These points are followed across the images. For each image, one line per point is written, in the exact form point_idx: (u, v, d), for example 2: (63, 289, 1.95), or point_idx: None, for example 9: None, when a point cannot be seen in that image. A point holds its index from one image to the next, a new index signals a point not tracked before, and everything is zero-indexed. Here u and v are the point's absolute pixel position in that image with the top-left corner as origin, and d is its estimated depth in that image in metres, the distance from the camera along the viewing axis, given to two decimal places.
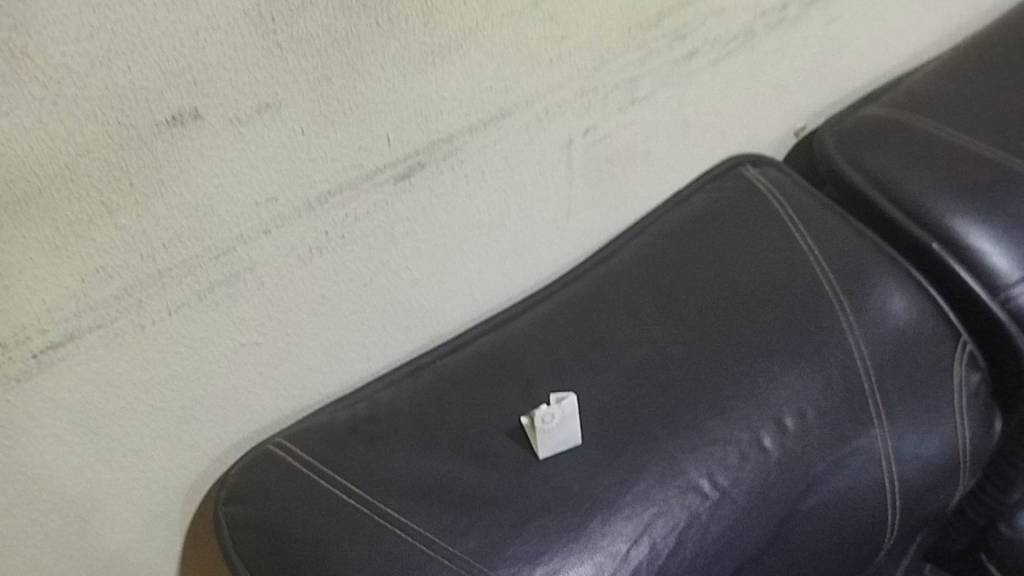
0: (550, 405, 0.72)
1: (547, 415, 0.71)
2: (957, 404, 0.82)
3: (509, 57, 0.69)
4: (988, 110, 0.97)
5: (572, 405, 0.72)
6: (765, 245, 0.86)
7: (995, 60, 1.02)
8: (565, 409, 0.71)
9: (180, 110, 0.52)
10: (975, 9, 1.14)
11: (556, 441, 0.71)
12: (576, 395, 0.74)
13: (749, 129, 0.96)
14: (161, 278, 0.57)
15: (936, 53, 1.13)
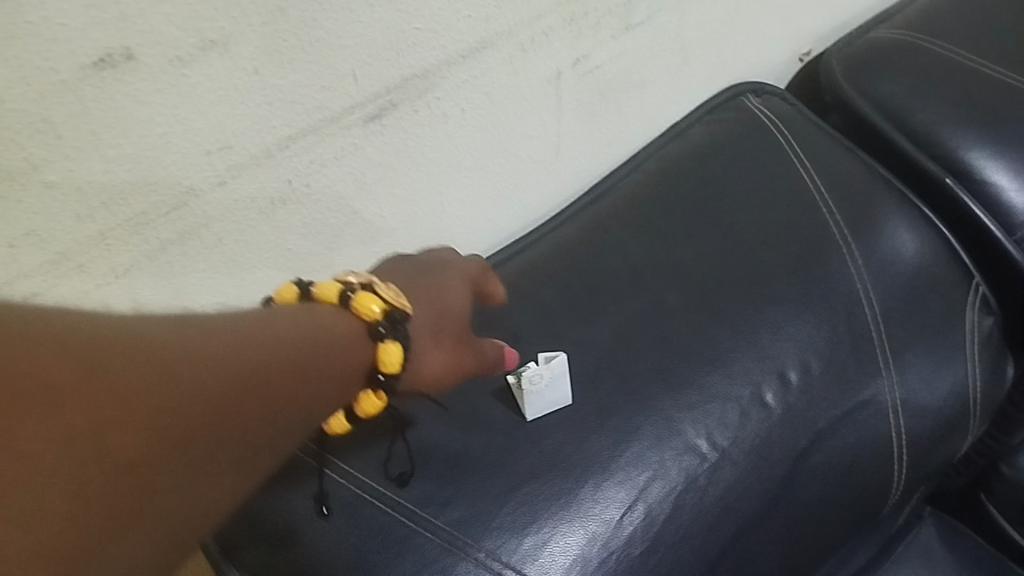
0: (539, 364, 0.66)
1: (536, 375, 0.66)
2: (968, 351, 0.78)
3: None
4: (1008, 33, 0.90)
5: (562, 365, 0.67)
6: (766, 183, 0.80)
7: None
8: (554, 368, 0.66)
9: (110, 51, 0.45)
10: None
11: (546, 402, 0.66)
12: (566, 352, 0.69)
13: (751, 55, 0.89)
14: (104, 239, 0.51)
15: None
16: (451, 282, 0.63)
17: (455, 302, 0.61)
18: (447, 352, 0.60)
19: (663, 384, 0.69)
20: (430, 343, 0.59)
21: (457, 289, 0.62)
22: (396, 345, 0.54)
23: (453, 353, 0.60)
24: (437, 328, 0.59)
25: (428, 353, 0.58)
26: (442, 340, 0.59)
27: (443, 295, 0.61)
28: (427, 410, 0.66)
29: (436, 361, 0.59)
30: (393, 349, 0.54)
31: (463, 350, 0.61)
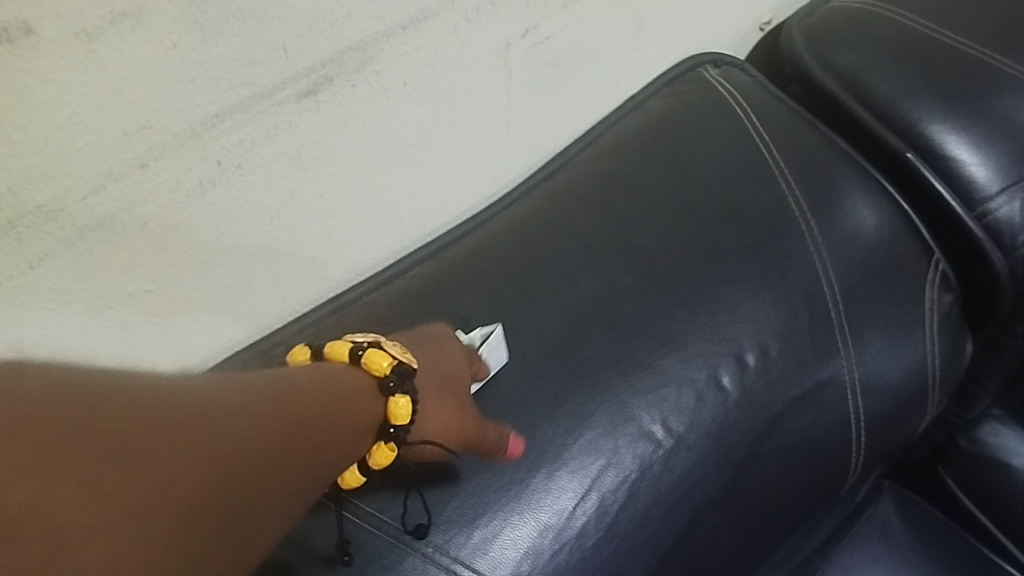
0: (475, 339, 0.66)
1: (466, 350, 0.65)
2: (926, 329, 0.77)
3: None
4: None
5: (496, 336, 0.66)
6: (724, 158, 0.78)
7: None
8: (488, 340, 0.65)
9: (5, 25, 0.41)
10: None
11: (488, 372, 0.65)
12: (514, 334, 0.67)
13: (710, 25, 0.87)
14: (14, 228, 0.47)
15: None
16: (453, 353, 0.62)
17: (456, 376, 0.61)
18: (445, 416, 0.59)
19: (618, 369, 0.67)
20: (427, 406, 0.58)
21: (462, 359, 0.62)
22: (407, 399, 0.54)
23: (451, 417, 0.59)
24: (438, 394, 0.59)
25: (428, 413, 0.58)
26: (441, 405, 0.59)
27: (446, 368, 0.61)
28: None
29: (434, 421, 0.58)
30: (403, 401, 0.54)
31: (463, 418, 0.59)
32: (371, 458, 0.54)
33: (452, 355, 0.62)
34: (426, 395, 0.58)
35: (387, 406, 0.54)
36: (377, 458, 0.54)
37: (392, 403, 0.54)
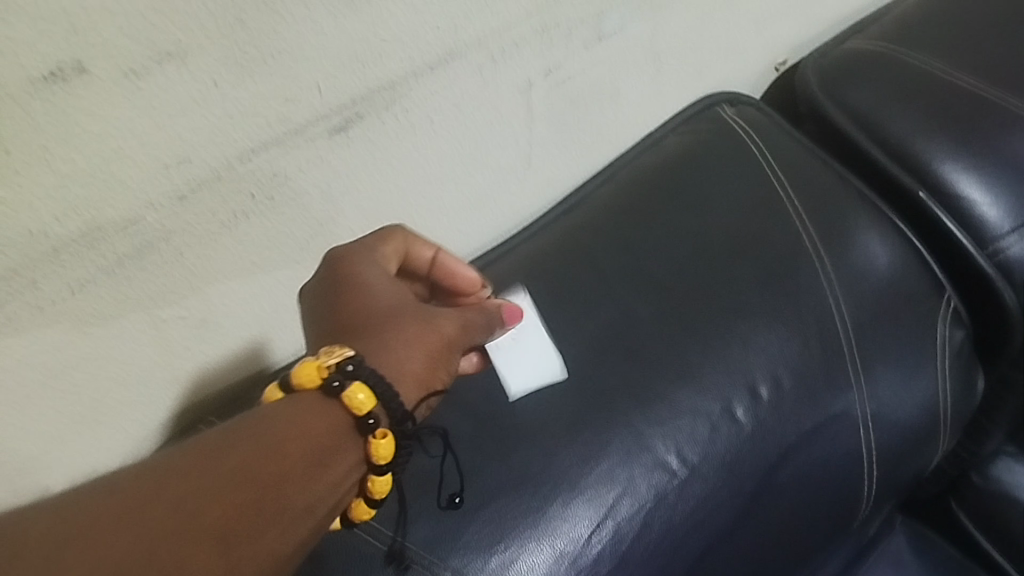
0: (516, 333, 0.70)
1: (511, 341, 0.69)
2: (939, 365, 0.78)
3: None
4: (986, 40, 0.90)
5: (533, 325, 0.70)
6: (739, 194, 0.80)
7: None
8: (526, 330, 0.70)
9: (60, 64, 0.44)
10: None
11: (526, 380, 0.68)
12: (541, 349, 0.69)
13: (727, 65, 0.89)
14: (58, 255, 0.49)
15: None
16: (383, 278, 0.57)
17: (395, 307, 0.56)
18: (421, 362, 0.54)
19: (636, 400, 0.68)
20: (397, 359, 0.53)
21: (392, 291, 0.57)
22: (362, 389, 0.49)
23: (425, 352, 0.54)
24: (396, 344, 0.53)
25: (405, 368, 0.53)
26: (407, 349, 0.53)
27: (384, 312, 0.55)
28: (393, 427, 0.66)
29: (414, 368, 0.53)
30: (361, 391, 0.49)
31: (434, 341, 0.55)
32: (379, 454, 0.50)
33: (384, 295, 0.56)
34: (388, 353, 0.53)
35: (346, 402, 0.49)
36: (379, 450, 0.50)
37: (348, 400, 0.49)
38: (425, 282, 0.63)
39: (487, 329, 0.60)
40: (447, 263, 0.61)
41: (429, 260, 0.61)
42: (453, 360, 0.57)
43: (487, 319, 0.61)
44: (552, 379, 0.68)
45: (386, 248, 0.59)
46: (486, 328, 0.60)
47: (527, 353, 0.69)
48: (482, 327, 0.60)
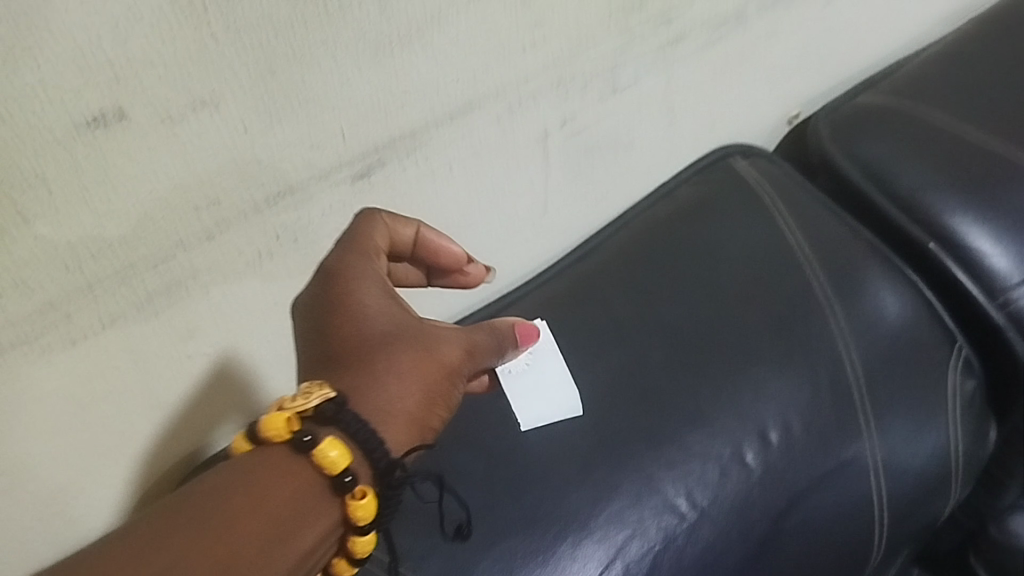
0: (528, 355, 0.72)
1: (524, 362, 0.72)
2: (950, 414, 0.78)
3: (480, 47, 0.64)
4: (998, 90, 0.91)
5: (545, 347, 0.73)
6: (751, 243, 0.81)
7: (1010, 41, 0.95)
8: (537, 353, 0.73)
9: (103, 110, 0.47)
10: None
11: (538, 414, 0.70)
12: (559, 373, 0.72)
13: (740, 118, 0.91)
14: (92, 290, 0.52)
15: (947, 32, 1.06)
16: (380, 289, 0.53)
17: (394, 327, 0.51)
18: (419, 396, 0.50)
19: (647, 442, 0.69)
20: (393, 395, 0.49)
21: (390, 308, 0.52)
22: (331, 445, 0.45)
23: (424, 386, 0.51)
24: (392, 378, 0.50)
25: (401, 405, 0.49)
26: (403, 383, 0.50)
27: (381, 336, 0.51)
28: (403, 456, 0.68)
29: (411, 404, 0.50)
30: (332, 450, 0.45)
31: (433, 371, 0.51)
32: (358, 516, 0.46)
33: (381, 312, 0.52)
34: (384, 390, 0.49)
35: (316, 461, 0.45)
36: (357, 512, 0.46)
37: (318, 459, 0.45)
38: (419, 266, 0.59)
39: (495, 348, 0.56)
40: (436, 246, 0.58)
41: (414, 240, 0.57)
42: (457, 387, 0.53)
43: (494, 336, 0.57)
44: (565, 414, 0.70)
45: (375, 237, 0.55)
46: (494, 347, 0.56)
47: (544, 387, 0.71)
48: (489, 345, 0.56)
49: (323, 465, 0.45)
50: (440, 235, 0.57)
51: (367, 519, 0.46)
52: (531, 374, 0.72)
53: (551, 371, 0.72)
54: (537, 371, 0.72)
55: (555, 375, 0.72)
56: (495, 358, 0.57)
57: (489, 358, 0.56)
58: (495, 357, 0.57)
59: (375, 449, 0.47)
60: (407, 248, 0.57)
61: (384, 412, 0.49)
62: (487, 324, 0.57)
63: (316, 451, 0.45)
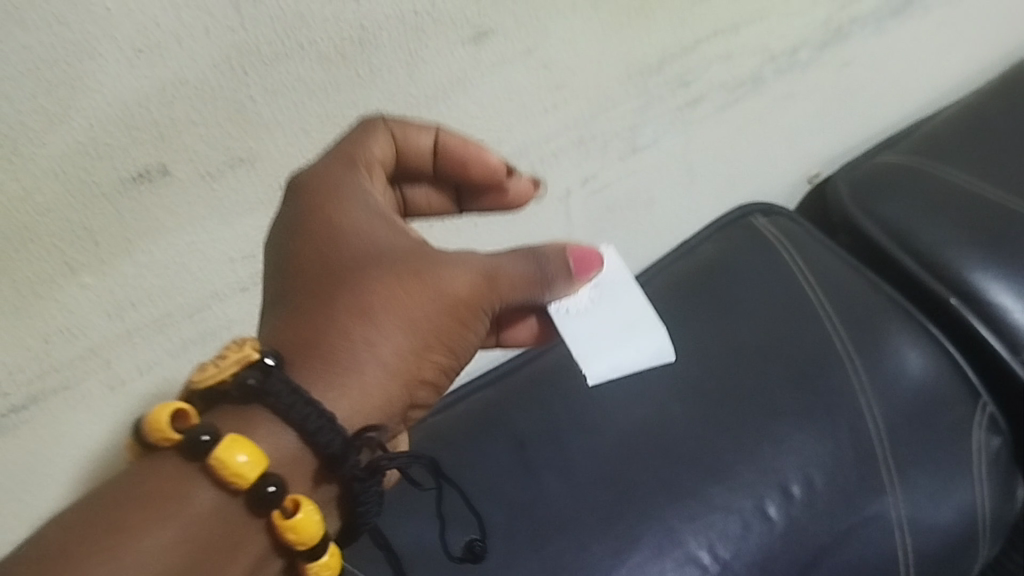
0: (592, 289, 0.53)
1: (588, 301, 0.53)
2: (976, 472, 0.77)
3: (503, 109, 0.67)
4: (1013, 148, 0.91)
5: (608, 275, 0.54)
6: (773, 299, 0.82)
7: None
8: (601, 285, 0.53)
9: (147, 167, 0.50)
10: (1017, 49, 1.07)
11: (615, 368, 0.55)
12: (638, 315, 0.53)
13: (759, 178, 0.93)
14: (130, 337, 0.55)
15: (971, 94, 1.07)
16: (372, 214, 0.49)
17: (387, 256, 0.47)
18: (404, 339, 0.46)
19: (669, 495, 0.70)
20: (372, 338, 0.45)
21: (384, 234, 0.48)
22: (238, 450, 0.39)
23: (412, 328, 0.46)
24: (373, 317, 0.46)
25: (381, 352, 0.46)
26: (385, 325, 0.46)
27: (367, 268, 0.47)
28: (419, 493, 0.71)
29: (395, 351, 0.46)
30: (240, 458, 0.39)
31: (413, 303, 0.46)
32: (294, 538, 0.40)
33: (372, 240, 0.48)
34: (359, 334, 0.45)
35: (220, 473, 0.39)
36: (290, 534, 0.40)
37: (222, 470, 0.39)
38: (448, 185, 0.56)
39: (528, 278, 0.49)
40: (462, 158, 0.53)
41: (433, 148, 0.53)
42: (463, 329, 0.48)
43: (527, 265, 0.49)
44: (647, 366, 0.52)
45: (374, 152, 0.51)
46: (528, 280, 0.49)
47: (619, 331, 0.52)
48: (517, 277, 0.49)
49: (232, 479, 0.39)
50: (467, 142, 0.53)
51: (306, 540, 0.40)
52: (603, 310, 0.52)
53: (627, 308, 0.53)
54: (611, 306, 0.53)
55: (633, 315, 0.53)
56: (531, 292, 0.49)
57: (518, 291, 0.49)
58: (536, 291, 0.50)
59: (324, 438, 0.41)
60: (428, 159, 0.53)
61: (339, 354, 0.44)
62: (516, 252, 0.50)
63: (217, 460, 0.39)
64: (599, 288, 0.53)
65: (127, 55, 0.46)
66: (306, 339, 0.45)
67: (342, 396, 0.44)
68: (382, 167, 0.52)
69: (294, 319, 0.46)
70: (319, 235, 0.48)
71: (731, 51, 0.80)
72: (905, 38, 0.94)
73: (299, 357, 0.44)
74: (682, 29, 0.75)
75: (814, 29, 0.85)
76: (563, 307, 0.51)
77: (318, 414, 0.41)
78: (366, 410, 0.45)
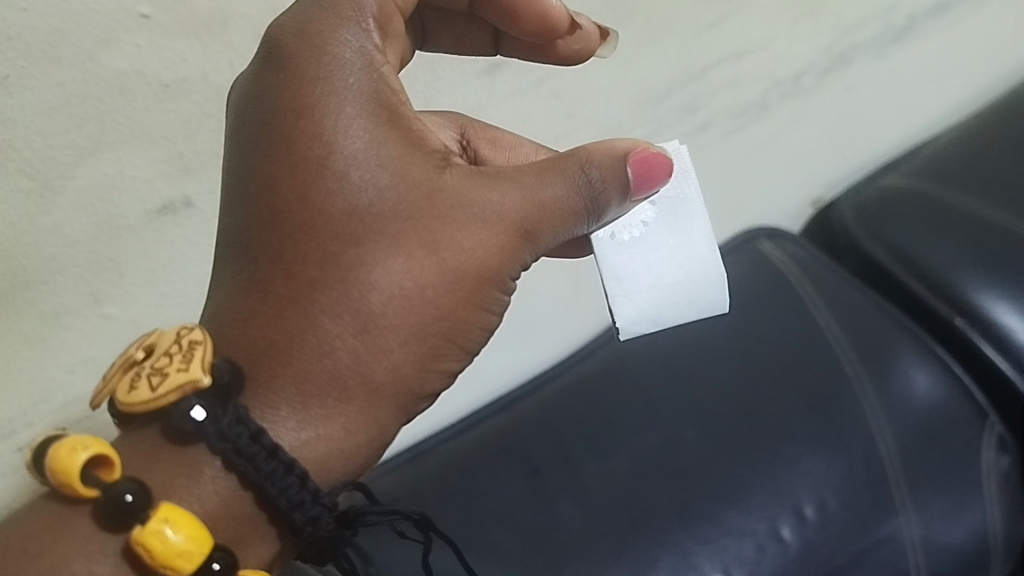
0: (648, 211, 0.50)
1: (633, 227, 0.50)
2: (986, 492, 0.77)
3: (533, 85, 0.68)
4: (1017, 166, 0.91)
5: (670, 195, 0.51)
6: (781, 324, 0.82)
7: None
8: (659, 208, 0.51)
9: (171, 199, 0.52)
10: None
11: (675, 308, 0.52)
12: (688, 246, 0.50)
13: (764, 204, 0.95)
14: None
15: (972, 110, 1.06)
16: (377, 140, 0.44)
17: (392, 210, 0.44)
18: (410, 335, 0.44)
19: (682, 518, 0.71)
20: (367, 347, 0.44)
21: (392, 167, 0.44)
22: (170, 530, 0.38)
23: (421, 319, 0.44)
24: (370, 318, 0.43)
25: (373, 369, 0.44)
26: (385, 326, 0.44)
27: (368, 237, 0.43)
28: (442, 522, 0.71)
29: (391, 367, 0.44)
30: (168, 535, 0.38)
31: (421, 275, 0.44)
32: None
33: (376, 183, 0.44)
34: (349, 341, 0.43)
35: (143, 553, 0.38)
36: None
37: (146, 552, 0.38)
38: (489, 26, 0.56)
39: (572, 213, 0.46)
40: (514, 6, 0.53)
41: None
42: (487, 296, 0.46)
43: (573, 199, 0.46)
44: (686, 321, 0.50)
45: None
46: (573, 213, 0.46)
47: (667, 274, 0.50)
48: (560, 213, 0.46)
49: (160, 564, 0.38)
50: None
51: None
52: (654, 241, 0.50)
53: (683, 246, 0.50)
54: (663, 238, 0.50)
55: (687, 256, 0.50)
56: (578, 225, 0.47)
57: (560, 231, 0.47)
58: (581, 224, 0.47)
59: (297, 505, 0.40)
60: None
61: (320, 352, 0.43)
62: (558, 172, 0.46)
63: (145, 539, 0.38)
64: (656, 208, 0.50)
65: (155, 90, 0.49)
66: (283, 348, 0.43)
67: (319, 439, 0.43)
68: (398, 11, 0.48)
69: (275, 294, 0.43)
70: (308, 172, 0.43)
71: (736, 77, 0.81)
72: (906, 63, 0.95)
73: (273, 377, 0.43)
74: (688, 58, 0.76)
75: (818, 55, 0.86)
76: (608, 234, 0.50)
77: (284, 469, 0.40)
78: (345, 454, 0.44)
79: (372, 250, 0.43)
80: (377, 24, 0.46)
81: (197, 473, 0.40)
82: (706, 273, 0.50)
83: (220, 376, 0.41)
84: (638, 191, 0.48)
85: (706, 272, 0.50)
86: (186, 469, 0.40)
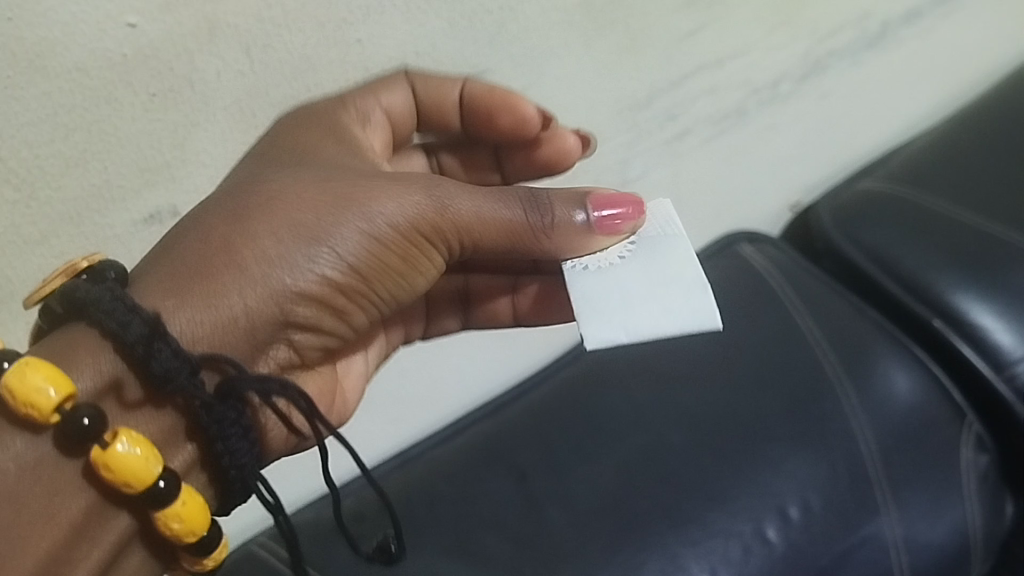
0: (625, 245, 0.51)
1: (610, 256, 0.50)
2: (966, 491, 0.79)
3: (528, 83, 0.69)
4: (991, 171, 0.93)
5: (648, 236, 0.51)
6: (762, 325, 0.82)
7: (1012, 114, 0.97)
8: (638, 245, 0.51)
9: (158, 209, 0.54)
10: (998, 59, 1.08)
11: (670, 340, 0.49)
12: (670, 272, 0.50)
13: (743, 209, 0.96)
14: None
15: (947, 113, 1.08)
16: (351, 150, 0.53)
17: (341, 170, 0.50)
18: (312, 236, 0.47)
19: (670, 521, 0.71)
20: (269, 235, 0.46)
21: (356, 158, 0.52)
22: (53, 380, 0.39)
23: (328, 231, 0.47)
24: (284, 218, 0.47)
25: (269, 257, 0.46)
26: (294, 225, 0.47)
27: (311, 183, 0.48)
28: (433, 526, 0.71)
29: (285, 258, 0.46)
30: (51, 390, 0.39)
31: (342, 192, 0.48)
32: (109, 477, 0.40)
33: (336, 161, 0.51)
34: (256, 229, 0.46)
35: (29, 411, 0.39)
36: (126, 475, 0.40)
37: (31, 409, 0.39)
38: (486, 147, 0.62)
39: (513, 202, 0.50)
40: (494, 118, 0.58)
41: (460, 101, 0.58)
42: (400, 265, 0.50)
43: (514, 191, 0.50)
44: (669, 335, 0.47)
45: (395, 99, 0.57)
46: (514, 198, 0.50)
47: (647, 292, 0.49)
48: (497, 195, 0.50)
49: (23, 404, 0.38)
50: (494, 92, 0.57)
51: (126, 481, 0.40)
52: (633, 267, 0.50)
53: (664, 272, 0.50)
54: (644, 265, 0.50)
55: (669, 282, 0.49)
56: (518, 213, 0.49)
57: (494, 209, 0.49)
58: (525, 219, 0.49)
59: (155, 357, 0.41)
60: (455, 109, 0.59)
61: (230, 230, 0.46)
62: (505, 195, 0.50)
63: (28, 393, 0.38)
64: (635, 247, 0.51)
65: (143, 99, 0.50)
66: (200, 232, 0.46)
67: (200, 303, 0.44)
68: (398, 112, 0.57)
69: (210, 206, 0.48)
70: (280, 155, 0.51)
71: (716, 85, 0.82)
72: (881, 69, 0.97)
73: (180, 255, 0.46)
74: (669, 65, 0.77)
75: (794, 63, 0.87)
76: (579, 264, 0.50)
77: (140, 322, 0.40)
78: (216, 322, 0.45)
79: (308, 179, 0.49)
80: (380, 113, 0.56)
81: (75, 337, 0.42)
82: (690, 293, 0.49)
83: (101, 267, 0.43)
84: (594, 237, 0.50)
85: (689, 295, 0.48)
86: (67, 340, 0.42)
